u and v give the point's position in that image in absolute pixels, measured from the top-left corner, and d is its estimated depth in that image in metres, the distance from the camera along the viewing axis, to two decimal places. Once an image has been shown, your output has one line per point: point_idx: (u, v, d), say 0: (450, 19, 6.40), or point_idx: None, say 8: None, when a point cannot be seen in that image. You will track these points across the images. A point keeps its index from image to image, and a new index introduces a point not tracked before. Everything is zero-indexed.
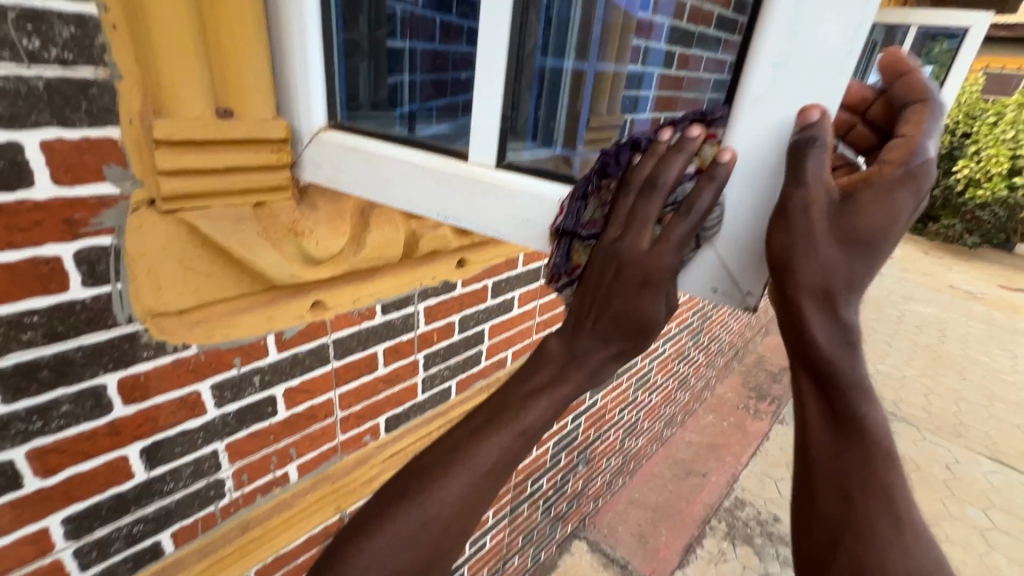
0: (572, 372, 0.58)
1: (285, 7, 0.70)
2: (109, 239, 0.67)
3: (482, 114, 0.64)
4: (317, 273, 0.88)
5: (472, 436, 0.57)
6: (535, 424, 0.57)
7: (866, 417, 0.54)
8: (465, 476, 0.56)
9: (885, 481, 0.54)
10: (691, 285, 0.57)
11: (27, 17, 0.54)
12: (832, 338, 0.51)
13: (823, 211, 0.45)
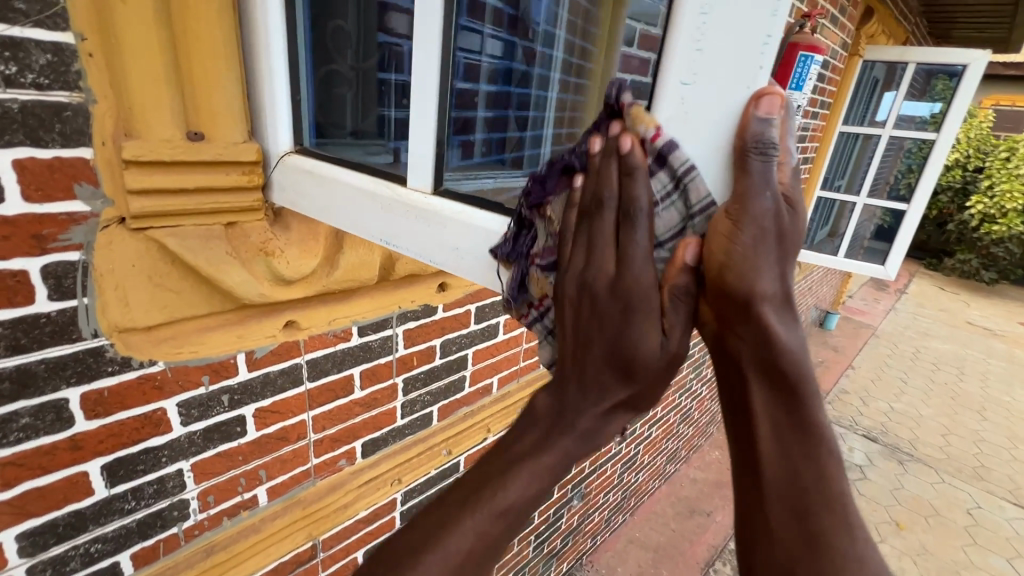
0: (558, 443, 0.55)
1: (257, 40, 0.74)
2: (77, 255, 0.69)
3: (416, 142, 0.65)
4: (288, 293, 0.89)
5: (482, 492, 0.56)
6: (519, 497, 0.55)
7: (815, 418, 0.49)
8: (476, 526, 0.55)
9: (840, 491, 0.48)
10: None
11: (5, 45, 0.57)
12: (784, 336, 0.47)
13: (777, 219, 0.43)
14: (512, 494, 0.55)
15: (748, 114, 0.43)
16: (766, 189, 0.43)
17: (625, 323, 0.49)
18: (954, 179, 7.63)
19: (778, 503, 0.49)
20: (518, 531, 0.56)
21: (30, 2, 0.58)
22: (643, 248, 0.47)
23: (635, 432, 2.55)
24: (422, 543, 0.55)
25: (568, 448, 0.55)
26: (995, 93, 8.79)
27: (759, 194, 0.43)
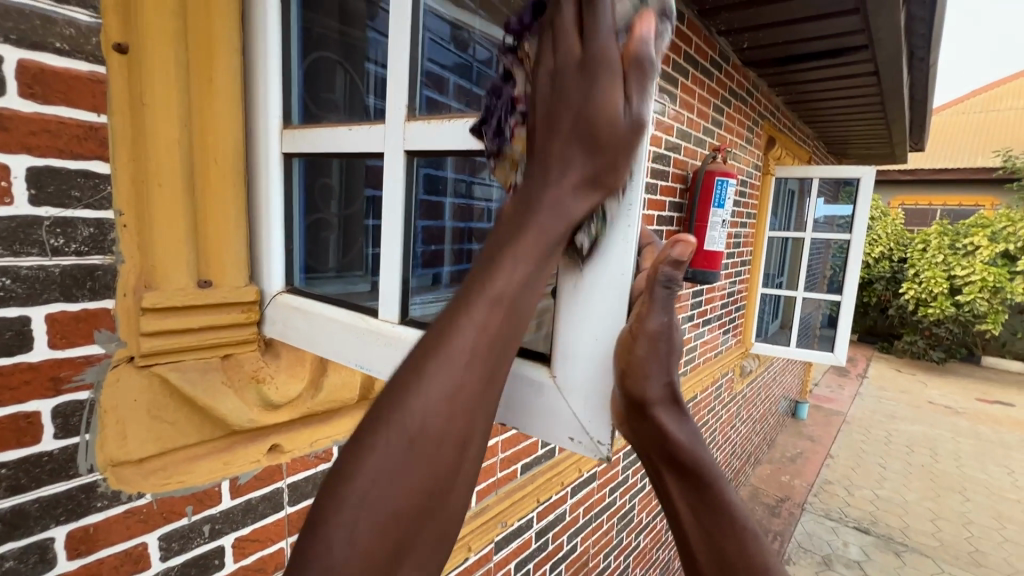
0: (539, 221, 0.48)
1: (260, 204, 0.90)
2: (86, 393, 0.76)
3: (386, 281, 0.78)
4: (275, 417, 0.96)
5: (470, 289, 0.46)
6: (512, 289, 0.46)
7: (723, 498, 0.62)
8: (450, 377, 0.43)
9: (756, 554, 0.61)
10: (552, 433, 0.59)
11: (58, 224, 0.71)
12: (687, 438, 0.59)
13: (667, 338, 0.54)
14: (512, 272, 0.46)
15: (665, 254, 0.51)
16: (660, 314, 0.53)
17: (591, 95, 0.46)
18: (884, 269, 8.38)
19: (709, 571, 0.61)
20: (512, 326, 0.47)
21: (84, 191, 0.72)
22: (605, 41, 0.45)
23: (622, 542, 2.46)
24: (368, 428, 0.42)
25: (558, 205, 0.48)
26: (900, 194, 10.05)
27: (653, 317, 0.53)
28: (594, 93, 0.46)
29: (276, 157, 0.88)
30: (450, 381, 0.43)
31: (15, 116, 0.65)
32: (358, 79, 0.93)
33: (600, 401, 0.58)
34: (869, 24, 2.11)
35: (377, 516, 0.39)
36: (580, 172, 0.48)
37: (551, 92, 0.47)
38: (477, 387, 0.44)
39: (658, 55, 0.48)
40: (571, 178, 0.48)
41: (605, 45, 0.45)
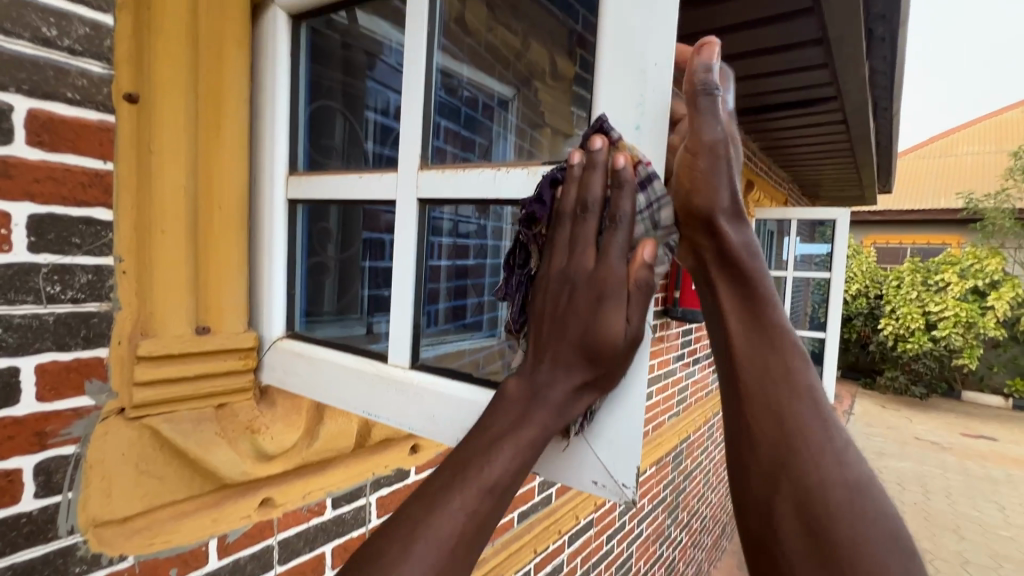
0: (536, 414, 0.54)
1: (262, 249, 0.90)
2: (72, 448, 0.72)
3: (396, 326, 0.78)
4: (269, 469, 0.91)
5: (516, 400, 0.55)
6: (497, 478, 0.50)
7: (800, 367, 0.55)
8: (463, 506, 0.48)
9: (822, 433, 0.53)
10: (577, 479, 0.59)
11: (56, 270, 0.69)
12: (759, 287, 0.56)
13: (719, 157, 0.51)
14: (522, 434, 0.53)
15: (695, 61, 0.50)
16: (717, 148, 0.51)
17: (599, 306, 0.52)
18: (861, 305, 8.59)
19: (765, 441, 0.54)
20: (524, 472, 0.53)
21: (84, 237, 0.71)
22: (619, 246, 0.52)
23: None
24: (421, 503, 0.49)
25: (559, 399, 0.54)
26: (871, 233, 10.43)
27: (709, 125, 0.50)
28: (603, 313, 0.52)
29: (281, 202, 0.89)
30: (465, 513, 0.48)
31: (20, 164, 0.65)
32: (357, 126, 0.99)
33: (623, 446, 0.56)
34: (836, 78, 2.26)
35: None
36: (574, 379, 0.54)
37: (563, 284, 0.54)
38: (484, 529, 0.49)
39: (659, 276, 0.54)
40: (569, 359, 0.54)
41: (614, 263, 0.52)
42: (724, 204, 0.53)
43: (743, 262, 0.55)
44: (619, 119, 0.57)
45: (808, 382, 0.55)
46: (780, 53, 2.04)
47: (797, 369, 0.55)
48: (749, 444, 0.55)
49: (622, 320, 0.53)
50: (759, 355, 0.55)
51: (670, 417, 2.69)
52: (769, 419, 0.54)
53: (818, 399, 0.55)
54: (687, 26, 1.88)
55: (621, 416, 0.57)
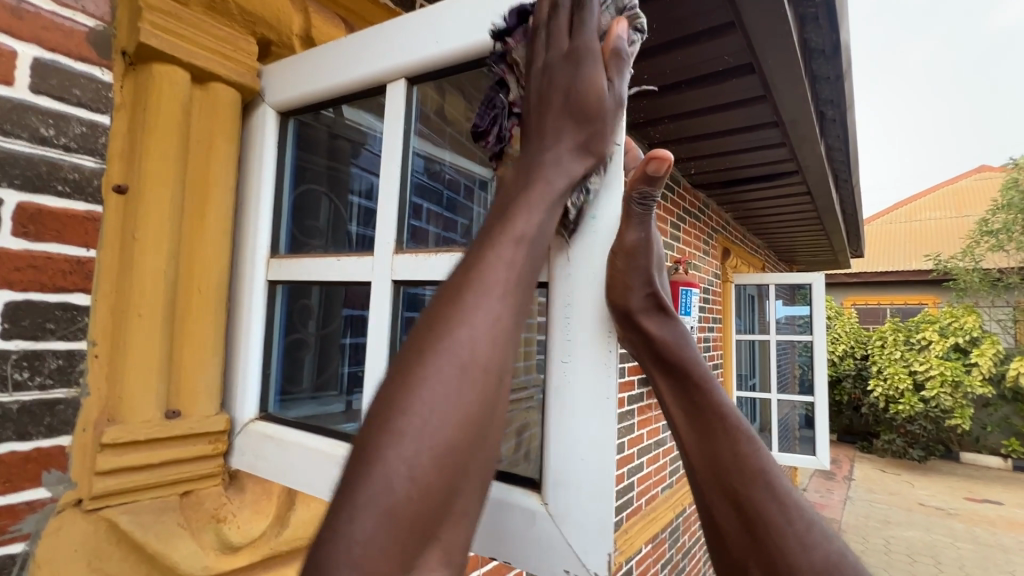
0: (533, 190, 0.48)
1: (239, 330, 0.91)
2: (20, 546, 0.68)
3: (370, 407, 0.77)
4: (235, 561, 0.85)
5: (473, 264, 0.43)
6: (531, 229, 0.46)
7: (722, 405, 0.55)
8: (485, 309, 0.41)
9: (760, 465, 0.51)
10: (545, 566, 0.57)
11: (25, 357, 0.69)
12: (670, 336, 0.58)
13: (635, 258, 0.56)
14: (518, 235, 0.45)
15: (647, 164, 0.54)
16: (639, 250, 0.57)
17: (579, 69, 0.50)
18: (848, 366, 8.62)
19: (711, 487, 0.51)
20: (518, 322, 0.43)
21: (59, 322, 0.72)
22: (591, 23, 0.52)
23: None
24: (356, 464, 0.35)
25: (557, 173, 0.50)
26: (850, 295, 10.69)
27: (632, 233, 0.57)
28: (579, 68, 0.50)
29: (260, 284, 0.91)
30: (462, 386, 0.38)
31: (3, 253, 0.66)
32: (342, 208, 0.99)
33: (595, 530, 0.55)
34: (795, 156, 2.43)
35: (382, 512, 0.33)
36: (573, 169, 0.51)
37: (552, 69, 0.52)
38: (486, 385, 0.39)
39: (632, 54, 0.55)
40: (566, 141, 0.51)
41: (587, 36, 0.51)
42: (638, 303, 0.57)
43: (671, 352, 0.57)
44: None
45: (766, 462, 0.52)
46: (741, 134, 2.20)
47: (745, 449, 0.52)
48: (715, 532, 0.51)
49: (600, 81, 0.51)
50: (699, 436, 0.53)
51: (662, 489, 2.59)
52: (723, 501, 0.51)
53: (776, 480, 0.51)
54: (652, 112, 2.04)
55: (592, 497, 0.56)
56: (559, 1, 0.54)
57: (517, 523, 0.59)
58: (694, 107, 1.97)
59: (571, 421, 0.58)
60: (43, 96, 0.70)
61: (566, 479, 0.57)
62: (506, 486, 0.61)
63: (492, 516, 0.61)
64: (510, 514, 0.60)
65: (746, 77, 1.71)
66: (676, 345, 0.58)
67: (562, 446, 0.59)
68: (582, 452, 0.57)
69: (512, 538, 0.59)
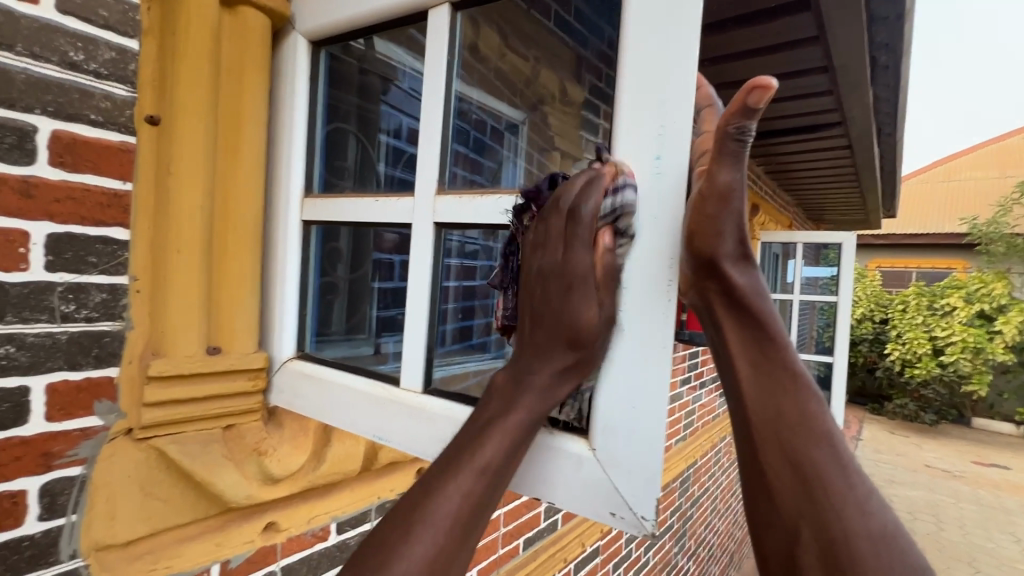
0: (524, 399, 0.55)
1: (275, 269, 0.90)
2: (77, 469, 0.71)
3: (410, 349, 0.77)
4: (275, 492, 0.89)
5: (457, 458, 0.52)
6: (497, 460, 0.52)
7: (793, 363, 0.53)
8: (460, 488, 0.50)
9: (825, 427, 0.50)
10: (594, 508, 0.58)
11: (71, 289, 0.70)
12: (752, 285, 0.54)
13: (729, 203, 0.50)
14: (516, 420, 0.55)
15: (739, 99, 0.45)
16: (732, 192, 0.50)
17: (568, 293, 0.55)
18: (867, 330, 8.52)
19: (771, 443, 0.50)
20: (512, 468, 0.54)
21: (101, 256, 0.72)
22: (586, 240, 0.54)
23: None
24: None
25: (539, 396, 0.56)
26: (875, 257, 10.41)
27: (725, 175, 0.49)
28: (573, 295, 0.55)
29: (295, 224, 0.89)
30: (429, 550, 0.46)
31: (43, 184, 0.66)
32: (370, 148, 0.96)
33: (643, 477, 0.55)
34: (840, 105, 2.29)
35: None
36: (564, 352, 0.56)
37: (539, 284, 0.57)
38: (477, 513, 0.50)
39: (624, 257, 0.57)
40: (579, 300, 0.55)
41: (581, 254, 0.54)
42: (728, 250, 0.52)
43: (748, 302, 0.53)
44: (638, 153, 0.58)
45: (828, 423, 0.51)
46: (786, 80, 2.06)
47: (813, 410, 0.51)
48: (764, 489, 0.50)
49: (593, 302, 0.55)
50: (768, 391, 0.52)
51: (676, 441, 2.63)
52: (782, 458, 0.49)
53: (836, 440, 0.50)
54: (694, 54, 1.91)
55: (640, 446, 0.56)
56: (557, 223, 0.56)
57: (562, 467, 0.60)
58: (739, 48, 1.84)
59: (621, 368, 0.58)
60: (70, 17, 0.67)
61: (614, 427, 0.58)
62: (551, 431, 0.62)
63: (537, 460, 0.62)
64: (555, 458, 0.61)
65: (800, 15, 1.57)
66: (758, 297, 0.54)
67: (611, 393, 0.59)
68: (632, 401, 0.57)
69: (557, 481, 0.61)
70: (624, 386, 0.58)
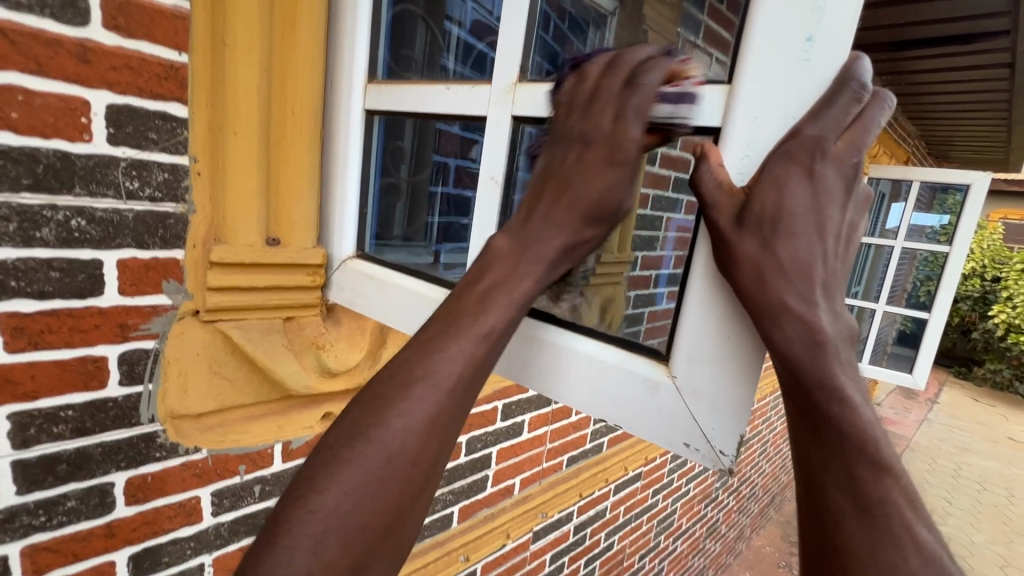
0: (529, 267, 0.52)
1: (335, 162, 0.85)
2: (151, 343, 0.75)
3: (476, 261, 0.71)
4: (332, 385, 0.92)
5: (456, 325, 0.49)
6: (500, 327, 0.50)
7: (852, 424, 0.42)
8: (460, 351, 0.48)
9: (878, 495, 0.41)
10: (665, 438, 0.54)
11: (134, 166, 0.68)
12: (800, 334, 0.42)
13: (731, 225, 0.45)
14: (488, 324, 0.50)
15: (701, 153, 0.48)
16: (726, 219, 0.45)
17: (602, 167, 0.51)
18: (970, 288, 7.62)
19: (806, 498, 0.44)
20: (488, 363, 0.50)
21: (161, 133, 0.69)
22: (637, 111, 0.49)
23: (658, 545, 2.32)
24: (326, 456, 0.45)
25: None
26: (1001, 207, 9.04)
27: (719, 199, 0.46)
28: (591, 171, 0.51)
29: (357, 114, 0.83)
30: (429, 407, 0.46)
31: (98, 49, 0.62)
32: (439, 37, 0.84)
33: (728, 411, 0.50)
34: (1016, 4, 1.81)
35: (344, 534, 0.42)
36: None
37: (575, 144, 0.52)
38: (444, 436, 0.47)
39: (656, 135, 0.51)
40: (603, 181, 0.51)
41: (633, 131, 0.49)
42: (756, 288, 0.44)
43: (788, 357, 0.43)
44: (780, 30, 0.44)
45: (895, 498, 0.41)
46: None
47: (863, 475, 0.41)
48: (806, 535, 0.44)
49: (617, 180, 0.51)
50: (803, 457, 0.44)
51: None
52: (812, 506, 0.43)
53: (902, 516, 0.41)
54: None
55: (735, 377, 0.49)
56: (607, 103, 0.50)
57: (637, 392, 0.56)
58: None
59: (722, 287, 0.50)
60: None
61: (702, 355, 0.52)
62: (627, 354, 0.58)
63: (608, 382, 0.58)
64: (629, 381, 0.56)
65: None
66: (801, 350, 0.42)
67: (705, 315, 0.51)
68: (729, 328, 0.50)
69: (628, 404, 0.56)
70: (723, 309, 0.50)
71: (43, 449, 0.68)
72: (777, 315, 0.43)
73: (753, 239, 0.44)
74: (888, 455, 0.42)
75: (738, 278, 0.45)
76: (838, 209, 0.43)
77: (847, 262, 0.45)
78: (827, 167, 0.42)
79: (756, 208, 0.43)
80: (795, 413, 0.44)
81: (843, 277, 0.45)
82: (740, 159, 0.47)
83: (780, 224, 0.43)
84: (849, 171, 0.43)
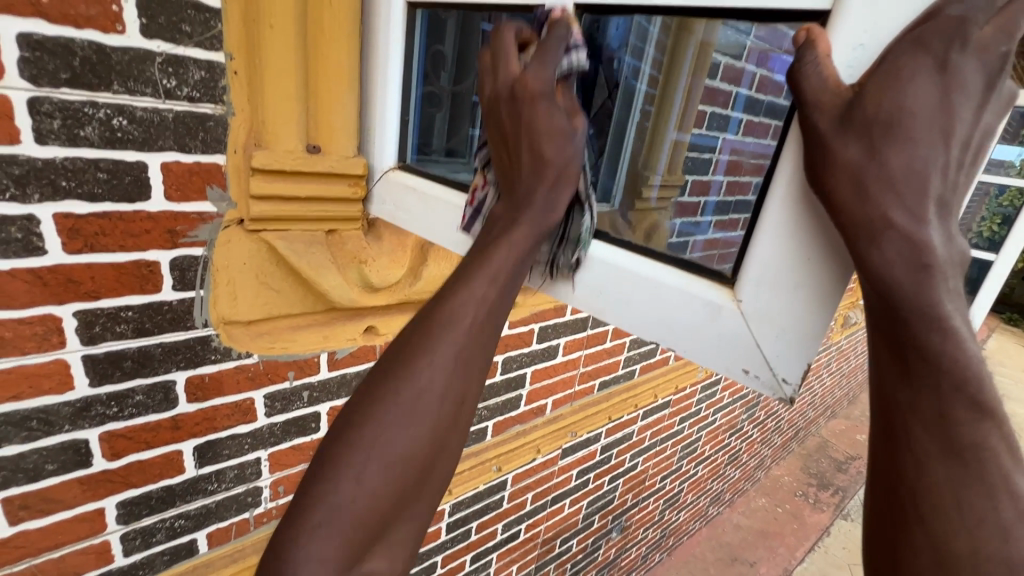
0: None
1: (375, 64, 0.80)
2: (200, 250, 0.75)
3: None
4: (374, 300, 0.93)
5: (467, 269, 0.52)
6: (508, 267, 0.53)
7: (954, 359, 0.38)
8: (475, 292, 0.51)
9: (973, 441, 0.38)
10: (722, 363, 0.52)
11: (170, 62, 0.65)
12: (901, 255, 0.38)
13: (830, 127, 0.39)
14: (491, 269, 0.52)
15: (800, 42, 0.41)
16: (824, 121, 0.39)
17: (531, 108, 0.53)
18: None
19: (883, 437, 0.42)
20: (501, 307, 0.53)
21: (194, 25, 0.65)
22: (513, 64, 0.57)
23: (680, 468, 2.40)
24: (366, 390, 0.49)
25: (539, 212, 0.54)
26: None
27: (819, 93, 0.40)
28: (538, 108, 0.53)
29: (398, 6, 0.75)
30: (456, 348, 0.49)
31: None
32: None
33: (796, 337, 0.47)
34: None
35: (385, 462, 0.46)
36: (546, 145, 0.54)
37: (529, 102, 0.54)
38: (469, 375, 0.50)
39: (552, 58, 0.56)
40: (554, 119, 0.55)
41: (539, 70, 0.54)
42: (855, 203, 0.38)
43: (884, 283, 0.39)
44: None
45: (992, 444, 0.38)
46: None
47: (960, 416, 0.38)
48: (882, 477, 0.42)
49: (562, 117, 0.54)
50: (886, 394, 0.41)
51: None
52: (888, 446, 0.42)
53: (997, 462, 0.38)
54: None
55: (811, 304, 0.45)
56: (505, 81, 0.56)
57: (694, 315, 0.53)
58: None
59: (808, 203, 0.45)
60: None
61: (772, 279, 0.48)
62: (688, 276, 0.54)
63: (664, 304, 0.55)
64: (688, 304, 0.53)
65: None
66: (903, 272, 0.38)
67: (780, 232, 0.47)
68: (807, 249, 0.45)
69: (686, 328, 0.53)
70: (808, 228, 0.45)
71: (109, 345, 0.72)
72: (879, 234, 0.38)
73: (859, 142, 0.38)
74: (990, 395, 0.39)
75: (834, 190, 0.39)
76: (971, 111, 0.36)
77: (969, 177, 0.39)
78: (963, 61, 0.35)
79: (870, 106, 0.37)
80: (882, 343, 0.41)
81: (963, 194, 0.39)
82: (851, 49, 0.40)
83: (897, 125, 0.37)
84: (992, 64, 0.36)
